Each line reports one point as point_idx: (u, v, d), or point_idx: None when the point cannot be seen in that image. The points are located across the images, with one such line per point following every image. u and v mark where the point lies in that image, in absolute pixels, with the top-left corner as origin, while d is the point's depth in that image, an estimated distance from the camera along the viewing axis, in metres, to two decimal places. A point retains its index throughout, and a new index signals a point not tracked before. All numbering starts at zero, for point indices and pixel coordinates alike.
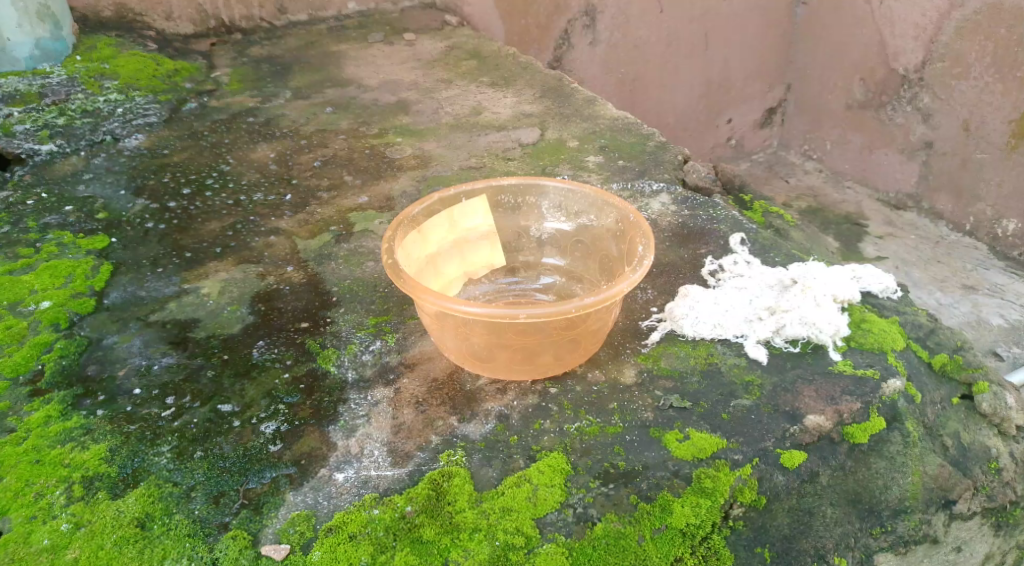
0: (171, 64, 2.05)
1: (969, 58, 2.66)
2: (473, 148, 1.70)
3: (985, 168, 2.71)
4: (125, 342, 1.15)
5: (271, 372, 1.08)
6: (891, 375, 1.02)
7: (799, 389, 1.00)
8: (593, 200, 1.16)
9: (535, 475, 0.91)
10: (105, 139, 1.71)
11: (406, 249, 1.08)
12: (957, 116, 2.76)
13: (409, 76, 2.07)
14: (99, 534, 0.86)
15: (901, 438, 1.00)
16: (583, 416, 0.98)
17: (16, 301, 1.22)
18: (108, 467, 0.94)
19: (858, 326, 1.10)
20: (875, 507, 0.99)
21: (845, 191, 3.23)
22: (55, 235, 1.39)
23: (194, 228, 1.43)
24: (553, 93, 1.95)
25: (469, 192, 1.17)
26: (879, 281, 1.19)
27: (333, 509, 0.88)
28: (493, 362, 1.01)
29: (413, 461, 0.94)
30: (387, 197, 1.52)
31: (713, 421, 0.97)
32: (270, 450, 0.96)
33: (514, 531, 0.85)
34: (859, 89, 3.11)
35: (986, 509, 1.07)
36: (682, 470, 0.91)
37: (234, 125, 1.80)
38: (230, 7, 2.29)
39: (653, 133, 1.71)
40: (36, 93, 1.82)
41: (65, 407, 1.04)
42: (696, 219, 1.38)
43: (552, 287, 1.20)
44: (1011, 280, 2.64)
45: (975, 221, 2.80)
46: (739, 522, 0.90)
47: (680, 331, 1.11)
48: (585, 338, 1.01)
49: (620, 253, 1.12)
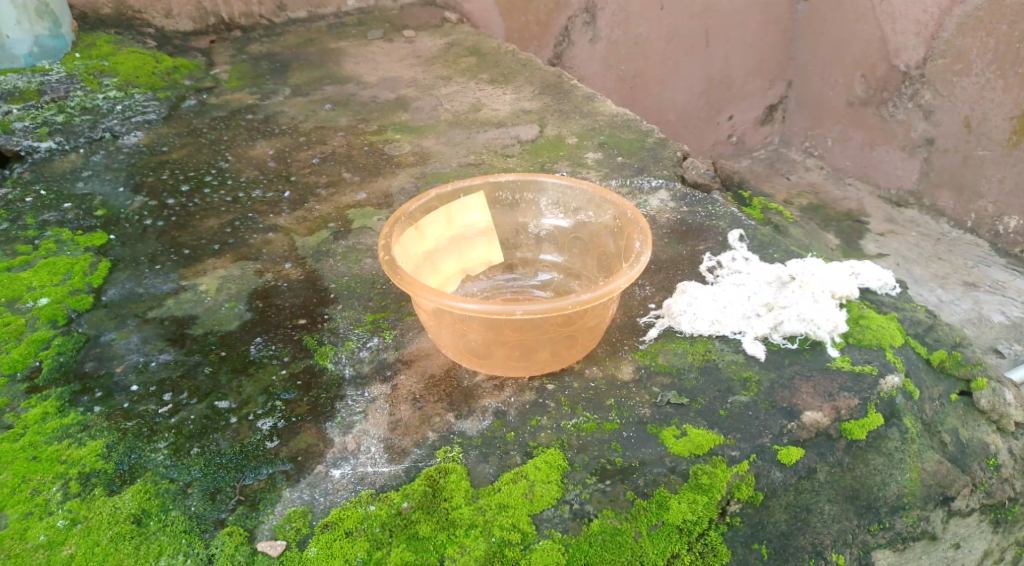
0: (170, 61, 2.05)
1: (970, 55, 2.65)
2: (472, 145, 1.70)
3: (987, 165, 2.71)
4: (123, 338, 1.15)
5: (269, 369, 1.08)
6: (889, 372, 1.02)
7: (797, 385, 1.00)
8: (591, 196, 1.16)
9: (532, 471, 0.90)
10: (104, 136, 1.71)
11: (403, 245, 1.07)
12: (958, 113, 2.76)
13: (408, 73, 2.07)
14: (95, 530, 0.86)
15: (899, 434, 0.99)
16: (580, 412, 0.98)
17: (14, 298, 1.22)
18: (105, 464, 0.94)
19: (856, 323, 1.09)
20: (873, 503, 0.99)
21: (846, 188, 3.22)
22: (54, 232, 1.39)
23: (193, 225, 1.42)
24: (553, 90, 1.95)
25: (467, 188, 1.17)
26: (878, 278, 1.18)
27: (330, 505, 0.88)
28: (491, 359, 1.01)
29: (409, 457, 0.94)
30: (386, 194, 1.52)
31: (711, 417, 0.96)
32: (267, 447, 0.96)
33: (511, 527, 0.85)
34: (860, 85, 3.10)
35: (985, 505, 1.07)
36: (679, 466, 0.91)
37: (233, 122, 1.80)
38: (230, 4, 2.29)
39: (653, 130, 1.70)
40: (35, 90, 1.82)
41: (63, 403, 1.04)
42: (695, 215, 1.38)
43: (551, 284, 1.20)
44: (1012, 278, 2.63)
45: (977, 218, 2.79)
46: (736, 518, 0.90)
47: (678, 328, 1.10)
48: (582, 334, 1.01)
49: (618, 249, 1.12)
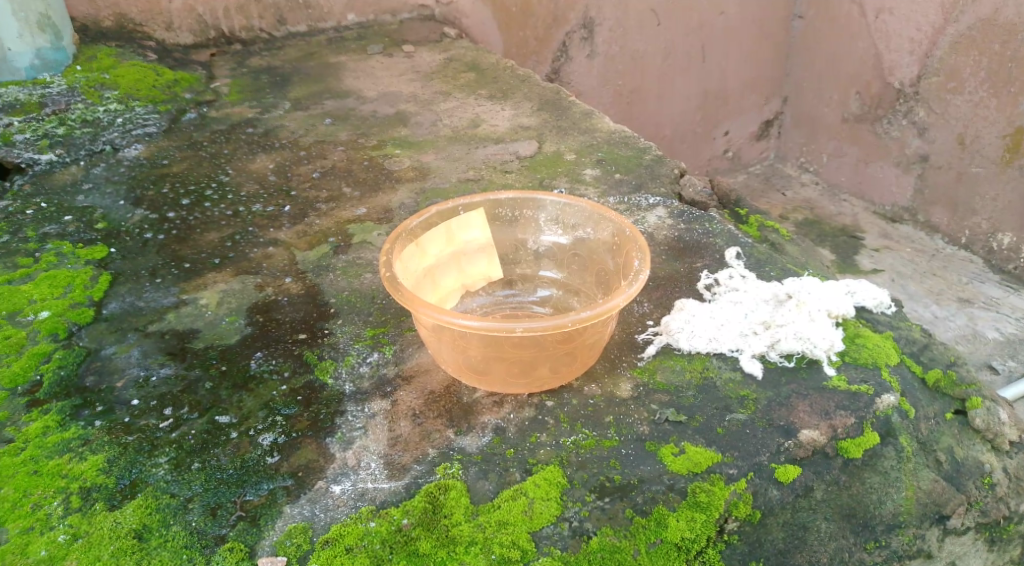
0: (171, 75, 2.06)
1: (963, 73, 2.69)
2: (471, 161, 1.71)
3: (981, 182, 2.74)
4: (124, 352, 1.16)
5: (269, 384, 1.09)
6: (885, 391, 1.03)
7: (793, 403, 1.01)
8: (590, 214, 1.17)
9: (531, 489, 0.91)
10: (104, 149, 1.72)
11: (404, 261, 1.08)
12: (952, 130, 2.79)
13: (408, 88, 2.09)
14: (96, 545, 0.86)
15: (895, 452, 1.00)
16: (580, 429, 0.99)
17: (14, 311, 1.23)
18: (106, 478, 0.94)
19: (852, 341, 1.11)
20: (869, 521, 1.00)
21: (841, 204, 3.25)
22: (54, 245, 1.40)
23: (193, 239, 1.43)
24: (551, 106, 1.97)
25: (468, 204, 1.18)
26: (874, 296, 1.19)
27: (330, 521, 0.88)
28: (490, 376, 1.01)
29: (409, 474, 0.94)
30: (386, 209, 1.53)
31: (709, 435, 0.97)
32: (267, 462, 0.97)
33: (511, 544, 0.86)
34: (855, 102, 3.13)
35: (980, 524, 1.07)
36: (677, 484, 0.92)
37: (233, 136, 1.81)
38: (230, 17, 2.29)
39: (650, 147, 1.72)
40: (36, 103, 1.83)
41: (63, 417, 1.04)
42: (692, 232, 1.39)
43: (550, 300, 1.21)
44: (1007, 294, 2.66)
45: (970, 234, 2.82)
46: (734, 536, 0.91)
47: (676, 345, 1.11)
48: (581, 352, 1.01)
49: (617, 266, 1.13)
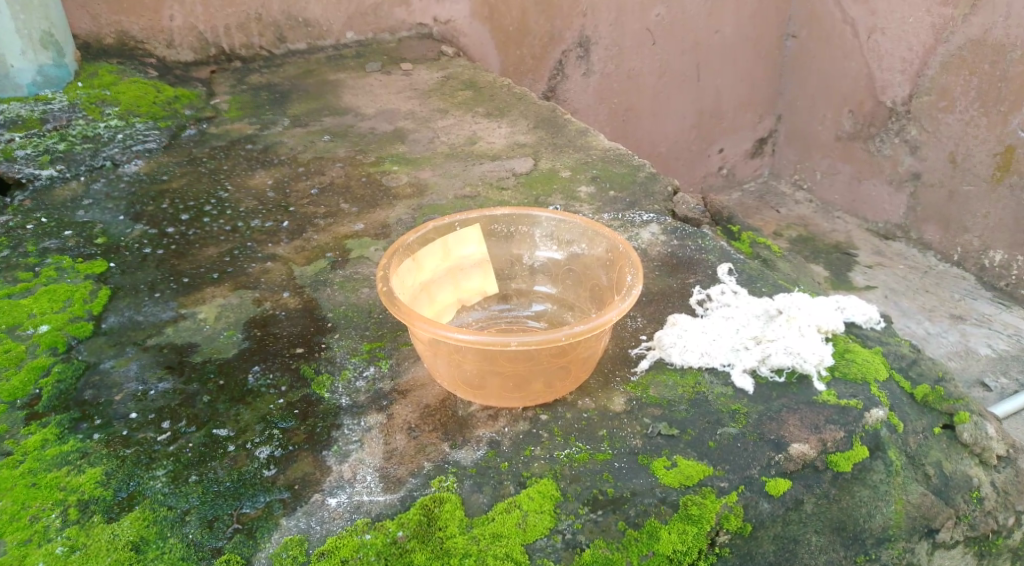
0: (171, 92, 2.08)
1: (954, 92, 2.74)
2: (467, 177, 1.73)
3: (972, 199, 2.77)
4: (123, 366, 1.17)
5: (266, 398, 1.10)
6: (874, 405, 1.04)
7: (784, 418, 1.02)
8: (584, 230, 1.19)
9: (525, 501, 0.92)
10: (105, 164, 1.74)
11: (401, 276, 1.09)
12: (944, 149, 2.83)
13: (405, 105, 2.11)
14: (94, 557, 0.87)
15: (884, 467, 1.02)
16: (573, 443, 1.00)
17: (14, 325, 1.24)
18: (104, 491, 0.95)
19: (842, 356, 1.12)
20: (859, 535, 1.01)
21: (835, 221, 3.28)
22: (54, 260, 1.41)
23: (192, 254, 1.45)
24: (546, 124, 1.99)
25: (463, 220, 1.20)
26: (863, 312, 1.21)
27: (325, 533, 0.89)
28: (485, 390, 1.03)
29: (405, 487, 0.95)
30: (383, 224, 1.55)
31: (701, 449, 0.98)
32: (264, 475, 0.98)
33: (504, 556, 0.87)
34: (848, 120, 3.18)
35: (969, 538, 1.08)
36: (669, 497, 0.93)
37: (233, 152, 1.83)
38: (230, 35, 2.32)
39: (644, 165, 1.74)
40: (38, 118, 1.85)
41: (62, 430, 1.05)
42: (685, 249, 1.41)
43: (544, 314, 1.23)
44: (998, 311, 2.68)
45: (962, 251, 2.85)
46: (725, 549, 0.93)
47: (668, 360, 1.13)
48: (575, 365, 1.03)
49: (610, 281, 1.14)
